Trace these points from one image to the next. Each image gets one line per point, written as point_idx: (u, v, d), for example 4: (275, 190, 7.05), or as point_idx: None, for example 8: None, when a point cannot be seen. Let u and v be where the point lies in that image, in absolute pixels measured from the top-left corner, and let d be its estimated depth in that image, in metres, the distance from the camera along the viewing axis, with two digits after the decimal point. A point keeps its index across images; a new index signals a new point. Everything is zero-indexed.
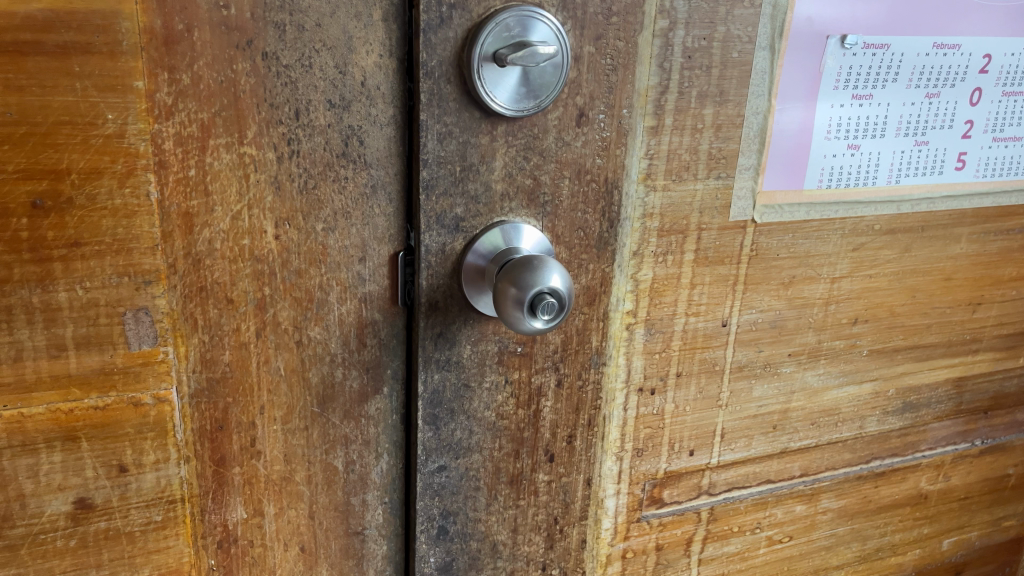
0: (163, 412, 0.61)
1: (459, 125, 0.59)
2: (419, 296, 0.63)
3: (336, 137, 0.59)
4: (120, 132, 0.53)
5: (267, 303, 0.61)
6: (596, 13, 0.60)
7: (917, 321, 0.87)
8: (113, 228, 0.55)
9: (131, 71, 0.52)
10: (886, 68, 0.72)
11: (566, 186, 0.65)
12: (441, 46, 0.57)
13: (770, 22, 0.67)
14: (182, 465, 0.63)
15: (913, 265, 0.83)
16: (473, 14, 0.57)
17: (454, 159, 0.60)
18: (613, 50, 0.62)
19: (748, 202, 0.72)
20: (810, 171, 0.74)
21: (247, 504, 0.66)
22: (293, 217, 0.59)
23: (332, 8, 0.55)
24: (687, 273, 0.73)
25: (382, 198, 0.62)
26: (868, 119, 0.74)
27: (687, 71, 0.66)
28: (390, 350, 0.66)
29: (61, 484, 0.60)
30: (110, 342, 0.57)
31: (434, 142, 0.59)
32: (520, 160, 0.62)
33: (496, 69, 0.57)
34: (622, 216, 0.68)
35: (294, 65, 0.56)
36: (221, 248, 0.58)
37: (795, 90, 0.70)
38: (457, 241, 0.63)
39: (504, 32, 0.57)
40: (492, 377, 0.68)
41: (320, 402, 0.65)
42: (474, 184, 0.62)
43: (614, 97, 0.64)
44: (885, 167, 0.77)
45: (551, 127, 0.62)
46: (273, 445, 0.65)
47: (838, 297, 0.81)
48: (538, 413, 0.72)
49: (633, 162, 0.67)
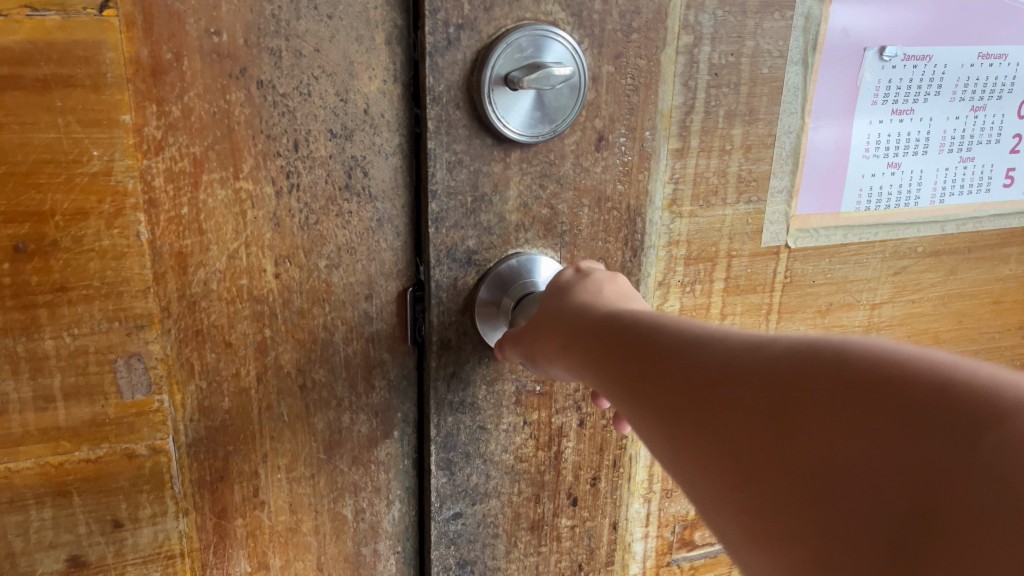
0: (159, 463, 0.57)
1: (469, 153, 0.55)
2: (430, 335, 0.59)
3: (338, 169, 0.55)
4: (106, 169, 0.50)
5: (267, 346, 0.57)
6: (615, 30, 0.56)
7: (963, 347, 0.81)
8: (100, 272, 0.52)
9: (117, 104, 0.49)
10: (928, 80, 0.67)
11: (586, 214, 0.61)
12: (449, 69, 0.53)
13: (802, 34, 0.62)
14: (181, 518, 0.59)
15: (959, 289, 0.78)
16: (482, 35, 0.53)
17: (464, 189, 0.56)
18: (634, 69, 0.58)
19: (781, 227, 0.68)
20: (847, 192, 0.69)
21: (250, 557, 0.62)
22: (294, 254, 0.55)
23: (331, 32, 0.52)
24: (717, 303, 0.69)
25: (389, 232, 0.58)
26: (908, 135, 0.69)
27: (714, 89, 0.61)
28: (400, 392, 0.62)
29: (52, 541, 0.56)
30: (101, 392, 0.54)
31: (443, 172, 0.55)
32: (535, 189, 0.58)
33: (508, 93, 0.54)
34: (646, 245, 0.64)
35: (292, 93, 0.52)
36: (217, 289, 0.54)
37: (831, 107, 0.65)
38: (469, 275, 0.59)
39: (516, 53, 0.53)
40: (509, 419, 0.64)
41: (326, 448, 0.61)
42: (486, 215, 0.57)
43: (636, 119, 0.59)
44: (928, 185, 0.72)
45: (568, 152, 0.58)
46: (277, 495, 0.61)
47: (879, 324, 0.76)
48: (559, 454, 0.67)
49: (657, 187, 0.62)
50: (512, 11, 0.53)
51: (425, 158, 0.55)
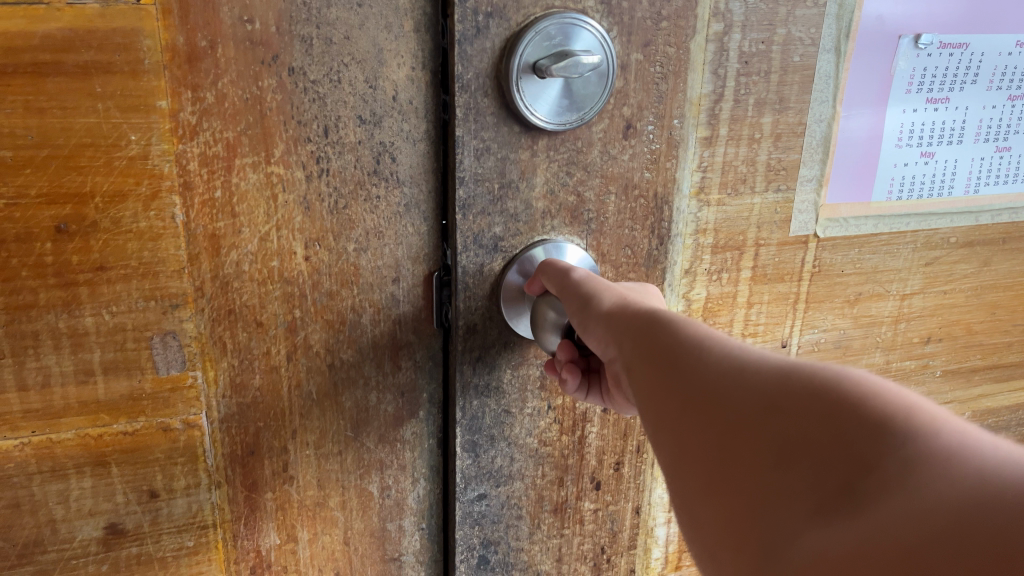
0: (193, 437, 0.59)
1: (497, 140, 0.56)
2: (456, 319, 0.60)
3: (366, 154, 0.56)
4: (143, 153, 0.52)
5: (297, 326, 0.58)
6: (644, 18, 0.56)
7: (997, 339, 0.81)
8: (138, 252, 0.53)
9: (154, 90, 0.50)
10: (964, 69, 0.66)
11: (612, 202, 0.61)
12: (478, 57, 0.53)
13: (835, 22, 0.62)
14: (213, 490, 0.61)
15: (993, 280, 0.77)
16: (512, 23, 0.53)
17: (491, 176, 0.57)
18: (662, 57, 0.58)
19: (811, 216, 0.67)
20: (879, 181, 0.68)
21: (280, 530, 0.64)
22: (323, 238, 0.57)
23: (360, 20, 0.53)
24: (744, 291, 0.69)
25: (416, 217, 0.59)
26: (943, 124, 0.68)
27: (744, 77, 0.61)
28: (426, 373, 0.64)
29: (92, 509, 0.59)
30: (138, 367, 0.56)
31: (470, 159, 0.56)
32: (562, 176, 0.59)
33: (536, 81, 0.54)
34: (673, 233, 0.64)
35: (322, 80, 0.53)
36: (249, 270, 0.56)
37: (863, 95, 0.64)
38: (495, 262, 0.59)
39: (544, 41, 0.53)
40: (533, 403, 0.65)
41: (353, 426, 0.63)
42: (513, 202, 0.58)
43: (664, 107, 0.59)
44: (962, 175, 0.71)
45: (596, 140, 0.58)
46: (306, 470, 0.63)
47: (909, 315, 0.75)
48: (583, 439, 0.68)
49: (684, 175, 0.62)
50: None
51: (453, 145, 0.55)
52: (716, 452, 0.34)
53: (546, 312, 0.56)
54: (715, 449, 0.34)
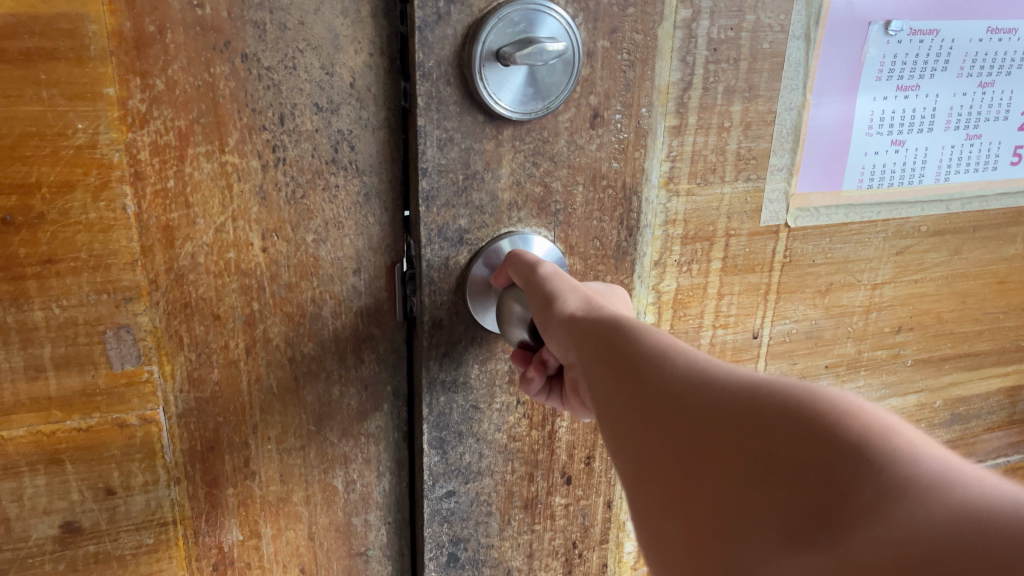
0: (150, 433, 0.58)
1: (461, 130, 0.54)
2: (420, 313, 0.59)
3: (324, 143, 0.54)
4: (91, 142, 0.50)
5: (256, 318, 0.57)
6: (611, 5, 0.55)
7: (969, 328, 0.81)
8: (88, 244, 0.52)
9: (101, 78, 0.49)
10: (935, 56, 0.66)
11: (580, 193, 0.60)
12: (439, 44, 0.52)
13: (805, 8, 0.61)
14: (172, 487, 0.60)
15: (965, 269, 0.77)
16: (474, 10, 0.52)
17: (456, 167, 0.55)
18: (630, 44, 0.56)
19: (782, 205, 0.67)
20: (850, 170, 0.67)
21: (242, 526, 0.63)
22: (281, 229, 0.55)
23: (315, 4, 0.51)
24: (715, 282, 0.68)
25: (376, 208, 0.58)
26: (914, 112, 0.67)
27: (713, 64, 0.60)
28: (391, 366, 0.63)
29: (46, 507, 0.57)
30: (91, 362, 0.55)
31: (434, 149, 0.54)
32: (529, 166, 0.57)
33: (499, 69, 0.53)
34: (642, 223, 0.63)
35: (277, 67, 0.52)
36: (205, 262, 0.55)
37: (834, 83, 0.64)
38: (461, 255, 0.58)
39: (508, 28, 0.52)
40: (502, 399, 0.64)
41: (316, 420, 0.62)
42: (479, 194, 0.57)
43: (632, 95, 0.58)
44: (933, 164, 0.70)
45: (562, 130, 0.57)
46: (267, 465, 0.62)
47: (880, 304, 0.75)
48: (553, 434, 0.68)
49: (653, 165, 0.61)
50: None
51: (415, 135, 0.54)
52: (680, 461, 0.33)
53: (512, 305, 0.55)
54: (679, 460, 0.33)
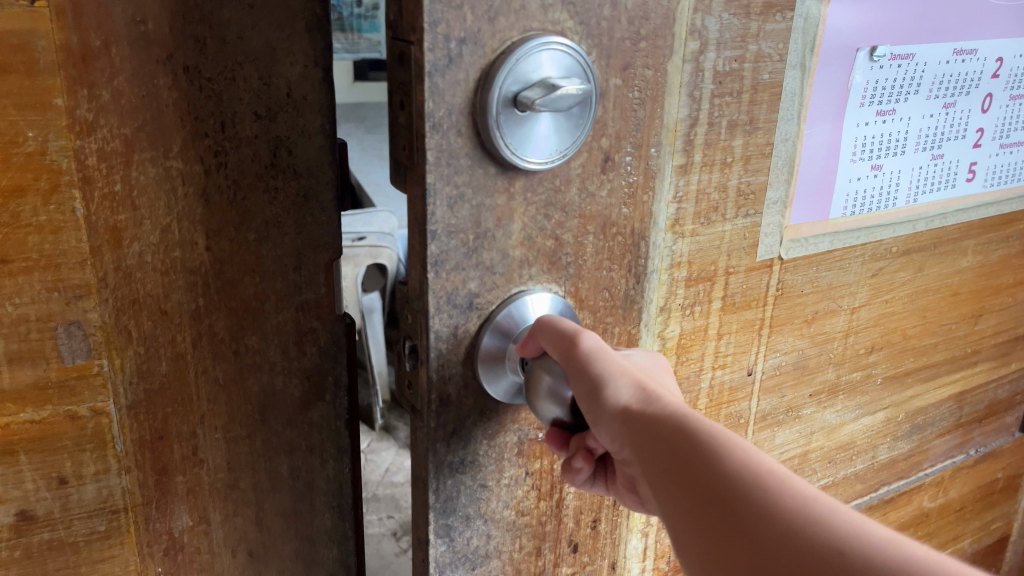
0: (101, 424, 0.61)
1: (472, 185, 0.49)
2: (427, 388, 0.53)
3: (263, 148, 0.58)
4: (41, 149, 0.53)
5: (201, 314, 0.61)
6: (624, 39, 0.51)
7: (927, 341, 0.89)
8: (39, 245, 0.55)
9: (49, 89, 0.52)
10: (909, 79, 0.71)
11: (590, 242, 0.56)
12: (450, 90, 0.45)
13: (802, 36, 0.63)
14: (123, 475, 0.63)
15: (924, 284, 0.85)
16: (487, 50, 0.45)
17: (466, 227, 0.50)
18: (641, 81, 0.54)
19: (776, 239, 0.70)
20: (836, 198, 0.72)
21: (191, 512, 0.66)
22: (223, 228, 0.59)
23: (252, 20, 0.55)
24: (715, 321, 0.70)
25: (315, 209, 0.61)
26: (890, 136, 0.73)
27: (719, 98, 0.60)
28: (331, 357, 0.66)
29: (2, 495, 0.61)
30: (42, 357, 0.58)
31: (443, 209, 0.48)
32: (540, 219, 0.53)
33: (519, 116, 0.47)
34: (650, 269, 0.62)
35: (216, 77, 0.56)
36: (151, 261, 0.58)
37: (825, 111, 0.67)
38: (470, 321, 0.52)
39: (523, 69, 0.46)
40: (510, 472, 0.60)
41: (261, 409, 0.66)
42: (489, 253, 0.51)
43: (642, 135, 0.56)
44: (905, 185, 0.76)
45: (574, 177, 0.53)
46: (215, 454, 0.65)
47: (857, 327, 0.81)
48: (561, 502, 0.64)
49: (661, 208, 0.60)
50: (517, 22, 0.46)
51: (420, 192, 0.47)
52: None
53: (543, 377, 0.49)
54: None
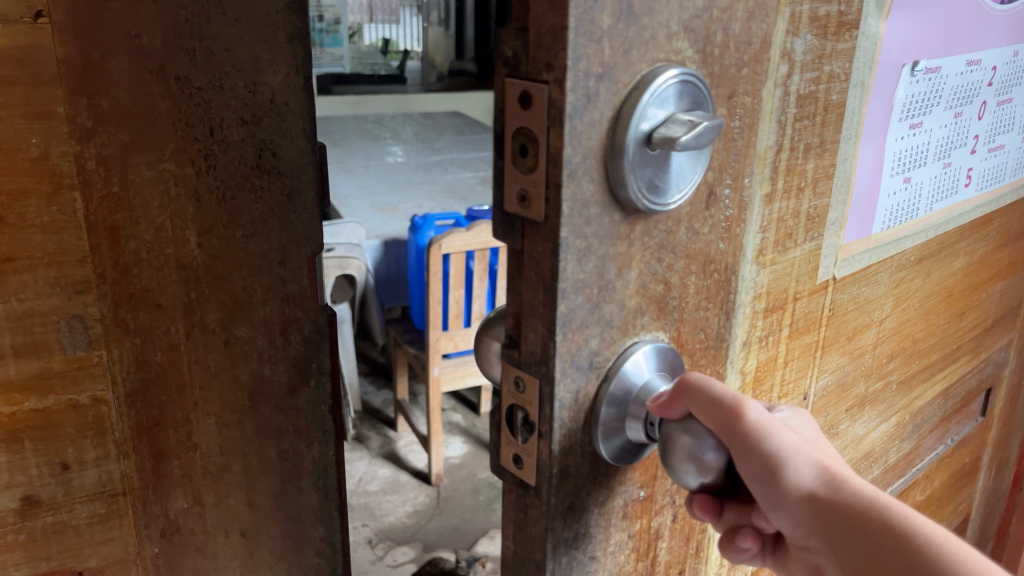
0: (100, 412, 0.67)
1: (601, 235, 0.35)
2: (547, 466, 0.38)
3: (249, 150, 0.62)
4: (45, 155, 0.59)
5: (194, 307, 0.65)
6: (735, 64, 0.40)
7: (928, 342, 0.83)
8: (42, 244, 0.61)
9: (53, 100, 0.59)
10: (936, 93, 0.64)
11: (693, 282, 0.44)
12: (586, 134, 0.32)
13: (863, 56, 0.55)
14: (121, 460, 0.69)
15: (931, 288, 0.78)
16: (620, 86, 0.33)
17: (592, 281, 0.36)
18: (744, 107, 0.42)
19: (832, 259, 0.61)
20: (877, 212, 0.64)
21: (186, 494, 0.71)
22: (214, 226, 0.64)
23: (238, 32, 0.59)
24: (784, 349, 0.60)
25: (298, 207, 0.64)
26: (917, 148, 0.65)
27: (800, 122, 0.51)
28: (315, 345, 0.68)
29: (8, 482, 0.65)
30: (46, 349, 0.63)
31: (574, 265, 0.35)
32: (655, 263, 0.40)
33: (656, 157, 0.35)
34: (738, 303, 0.52)
35: (206, 86, 0.60)
36: (147, 257, 0.63)
37: (873, 127, 0.59)
38: (591, 382, 0.38)
39: (661, 102, 0.34)
40: (616, 538, 0.45)
41: (250, 397, 0.69)
42: (610, 306, 0.38)
43: (741, 165, 0.44)
44: (926, 196, 0.69)
45: (685, 216, 0.41)
46: (208, 439, 0.70)
47: (883, 339, 0.74)
48: (655, 559, 0.50)
49: (749, 239, 0.50)
50: (648, 50, 0.34)
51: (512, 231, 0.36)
52: None
53: (681, 438, 0.36)
54: None
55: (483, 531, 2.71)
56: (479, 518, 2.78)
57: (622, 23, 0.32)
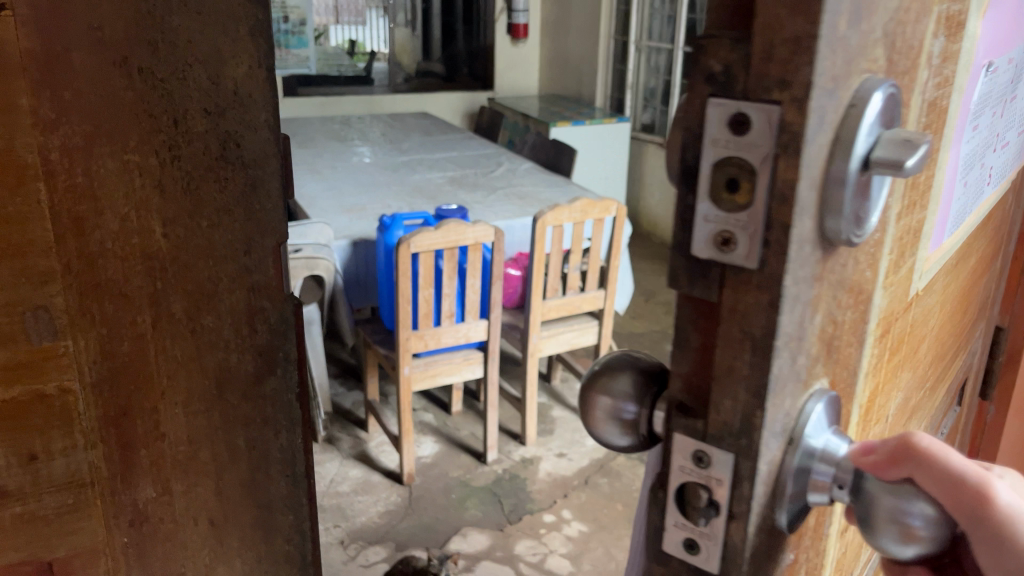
0: (68, 402, 0.65)
1: (806, 278, 0.40)
2: (739, 550, 0.43)
3: (213, 141, 0.65)
4: (9, 146, 0.57)
5: (160, 297, 0.66)
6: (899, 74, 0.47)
7: (936, 343, 0.90)
8: (6, 234, 0.58)
9: (17, 89, 0.56)
10: (981, 99, 0.76)
11: (850, 317, 0.50)
12: (815, 160, 0.37)
13: (962, 62, 0.64)
14: (90, 450, 0.67)
15: (941, 290, 0.87)
16: (842, 105, 0.38)
17: (795, 333, 0.41)
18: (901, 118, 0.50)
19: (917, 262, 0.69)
20: (944, 214, 0.76)
21: (155, 483, 0.71)
22: (179, 217, 0.65)
23: (201, 25, 0.61)
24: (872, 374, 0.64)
25: (261, 196, 0.68)
26: (969, 154, 0.78)
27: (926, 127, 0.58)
28: (281, 334, 0.73)
29: None
30: (12, 341, 0.61)
31: (790, 317, 0.39)
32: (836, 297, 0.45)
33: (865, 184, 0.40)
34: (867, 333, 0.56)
35: (169, 78, 0.61)
36: (112, 246, 0.63)
37: (955, 130, 0.70)
38: (812, 444, 0.45)
39: (892, 140, 0.40)
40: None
41: (217, 385, 0.71)
42: (800, 356, 0.43)
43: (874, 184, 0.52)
44: (969, 197, 0.83)
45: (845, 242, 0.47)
46: (175, 427, 0.71)
47: (919, 349, 0.80)
48: None
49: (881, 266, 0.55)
50: (860, 64, 0.40)
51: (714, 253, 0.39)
52: None
53: (888, 499, 0.44)
54: None
55: (455, 529, 2.73)
56: (450, 516, 2.80)
57: (851, 32, 0.38)
